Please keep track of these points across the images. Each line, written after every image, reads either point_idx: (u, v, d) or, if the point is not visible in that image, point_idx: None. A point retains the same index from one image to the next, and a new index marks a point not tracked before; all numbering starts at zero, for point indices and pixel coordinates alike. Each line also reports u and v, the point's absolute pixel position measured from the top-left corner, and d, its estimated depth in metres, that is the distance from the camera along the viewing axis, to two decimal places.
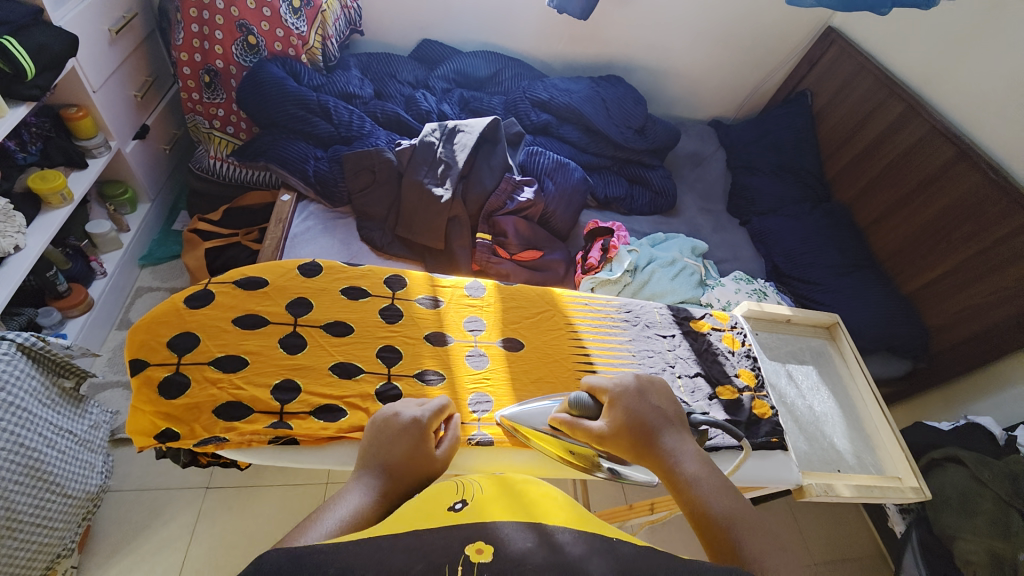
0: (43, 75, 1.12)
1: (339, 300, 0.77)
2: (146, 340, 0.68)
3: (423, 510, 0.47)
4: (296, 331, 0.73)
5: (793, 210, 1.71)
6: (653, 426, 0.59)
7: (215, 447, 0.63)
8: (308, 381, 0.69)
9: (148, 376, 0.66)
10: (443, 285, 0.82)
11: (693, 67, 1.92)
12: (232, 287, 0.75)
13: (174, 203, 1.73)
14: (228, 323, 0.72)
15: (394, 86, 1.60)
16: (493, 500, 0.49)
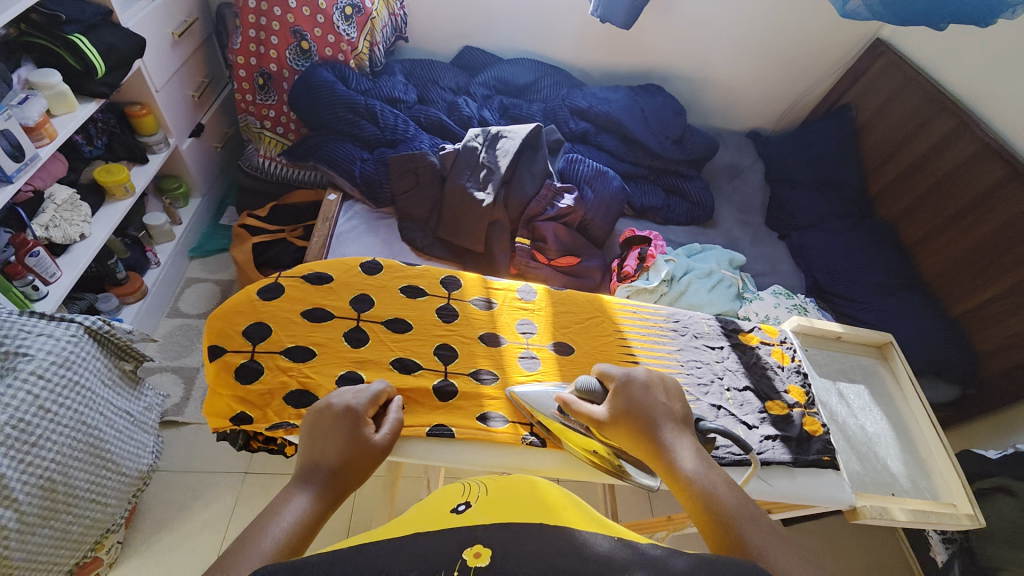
0: (113, 73, 1.18)
1: (399, 298, 0.79)
2: (224, 328, 0.72)
3: (430, 515, 0.51)
4: (358, 326, 0.75)
5: (835, 225, 1.67)
6: (654, 418, 0.61)
7: (284, 433, 0.66)
8: (370, 374, 0.71)
9: (225, 362, 0.70)
10: (497, 288, 0.83)
11: (734, 78, 1.90)
12: (301, 281, 0.78)
13: (223, 198, 1.80)
14: (296, 315, 0.75)
15: (437, 91, 1.64)
16: (496, 501, 0.52)
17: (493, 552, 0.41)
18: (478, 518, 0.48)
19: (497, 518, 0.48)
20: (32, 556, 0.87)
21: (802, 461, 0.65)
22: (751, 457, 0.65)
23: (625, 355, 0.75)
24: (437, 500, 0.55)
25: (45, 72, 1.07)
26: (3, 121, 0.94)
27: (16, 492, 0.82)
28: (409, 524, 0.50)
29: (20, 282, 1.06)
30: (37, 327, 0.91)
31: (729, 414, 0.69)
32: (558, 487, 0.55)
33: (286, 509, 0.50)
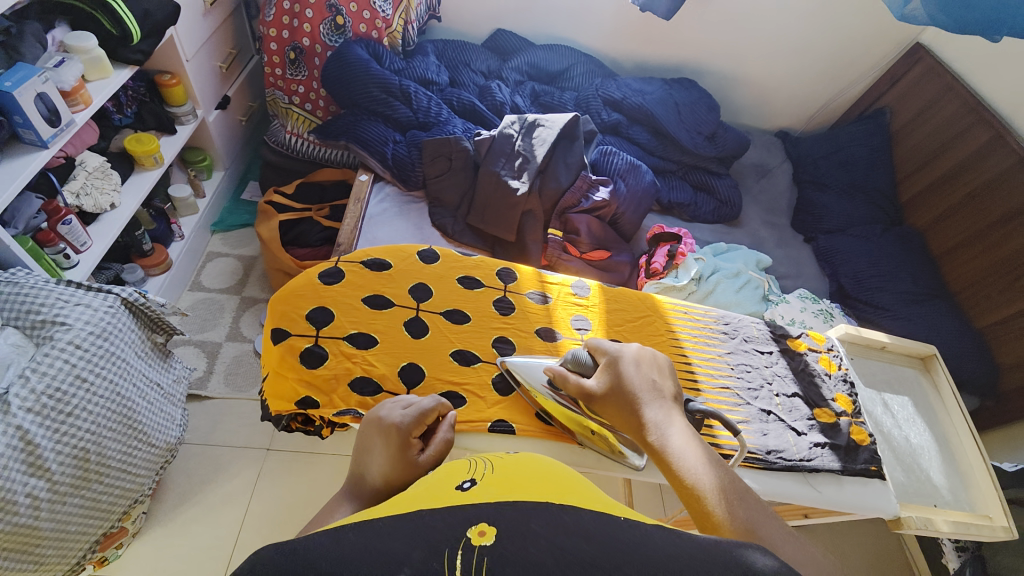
0: (148, 40, 1.15)
1: (456, 289, 0.79)
2: (289, 311, 0.73)
3: (432, 493, 0.46)
4: (418, 315, 0.75)
5: (862, 230, 1.64)
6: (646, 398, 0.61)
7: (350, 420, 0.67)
8: (431, 365, 0.72)
9: (290, 345, 0.71)
10: (551, 282, 0.83)
11: (768, 76, 1.86)
12: (360, 267, 0.79)
13: (244, 172, 1.77)
14: (358, 302, 0.75)
15: (468, 74, 1.61)
16: (505, 477, 0.47)
17: (498, 530, 0.37)
18: (486, 494, 0.43)
19: (506, 495, 0.43)
20: (62, 526, 0.86)
21: (852, 470, 0.67)
22: (800, 462, 0.66)
23: (677, 354, 0.74)
24: (441, 475, 0.50)
25: (81, 35, 1.05)
26: (41, 85, 0.92)
27: (49, 461, 0.81)
28: (406, 503, 0.44)
29: (51, 249, 1.05)
30: (74, 296, 0.90)
31: (779, 419, 0.70)
32: (569, 471, 0.50)
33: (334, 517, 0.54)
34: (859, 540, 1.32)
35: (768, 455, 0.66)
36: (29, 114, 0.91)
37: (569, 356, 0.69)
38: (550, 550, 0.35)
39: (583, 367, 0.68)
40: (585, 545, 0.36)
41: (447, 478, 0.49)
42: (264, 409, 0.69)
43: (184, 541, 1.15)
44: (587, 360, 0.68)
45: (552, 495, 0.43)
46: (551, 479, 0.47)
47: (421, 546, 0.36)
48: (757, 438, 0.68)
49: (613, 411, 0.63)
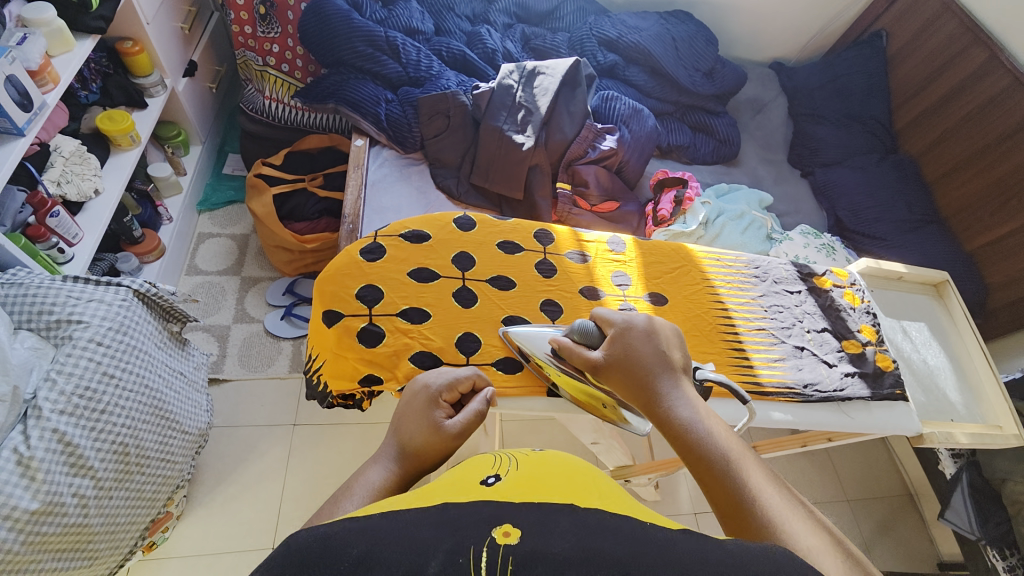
0: (107, 5, 1.04)
1: (498, 255, 0.79)
2: (338, 292, 0.72)
3: (457, 486, 0.45)
4: (466, 285, 0.75)
5: (860, 161, 1.63)
6: (647, 371, 0.58)
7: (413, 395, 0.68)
8: (486, 334, 0.72)
9: (346, 325, 0.70)
10: (587, 241, 0.82)
11: (764, 2, 1.78)
12: (401, 241, 0.77)
13: (223, 145, 1.67)
14: (404, 276, 0.75)
15: (453, 20, 1.50)
16: (532, 479, 0.46)
17: (522, 532, 0.36)
18: (512, 493, 0.43)
19: (536, 496, 0.42)
20: (113, 518, 0.84)
21: (878, 395, 0.74)
22: (834, 393, 0.73)
23: (715, 302, 0.78)
24: (463, 470, 0.49)
25: (38, 6, 0.94)
26: (7, 66, 0.84)
27: (92, 458, 0.79)
28: (427, 494, 0.44)
29: (44, 244, 0.98)
30: (85, 293, 0.86)
31: (812, 354, 0.76)
32: (593, 469, 0.51)
33: (368, 475, 0.53)
34: (851, 453, 1.44)
35: (806, 388, 0.72)
36: (1, 100, 0.83)
37: (576, 327, 0.67)
38: (575, 547, 0.34)
39: (590, 338, 0.65)
40: (614, 543, 0.35)
41: (471, 473, 0.49)
42: (320, 389, 0.70)
43: (227, 517, 1.18)
44: (594, 331, 0.65)
45: (579, 499, 0.43)
46: (574, 479, 0.47)
47: (450, 537, 0.35)
48: (794, 374, 0.74)
49: (619, 379, 0.60)
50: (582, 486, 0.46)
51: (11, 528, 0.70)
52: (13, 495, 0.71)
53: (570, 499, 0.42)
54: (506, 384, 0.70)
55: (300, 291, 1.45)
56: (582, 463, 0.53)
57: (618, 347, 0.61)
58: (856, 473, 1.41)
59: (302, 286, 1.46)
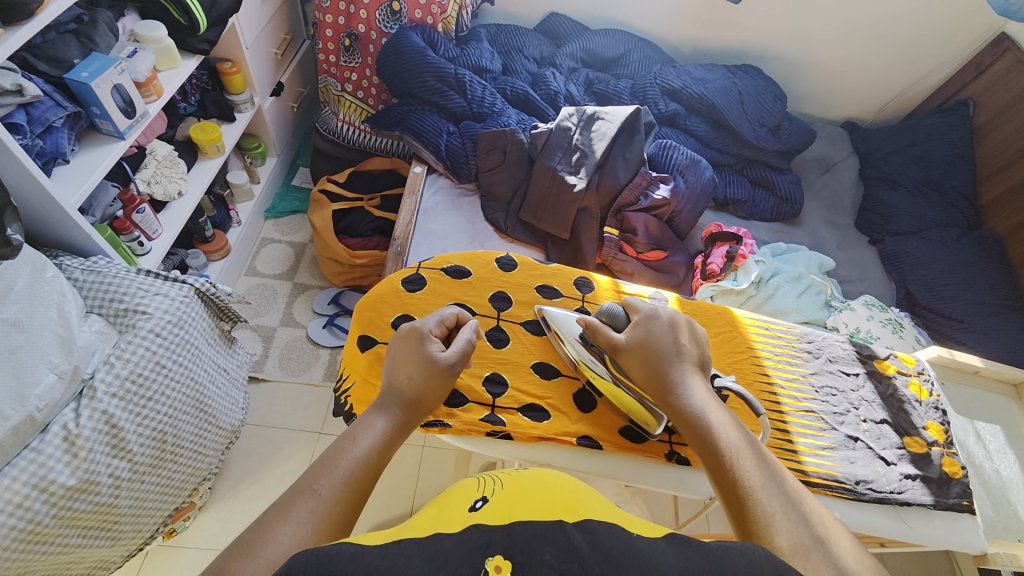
0: (213, 28, 1.16)
1: (535, 298, 0.78)
2: (374, 319, 0.74)
3: (446, 514, 0.46)
4: (499, 325, 0.75)
5: (937, 233, 1.51)
6: (672, 361, 0.61)
7: (440, 431, 0.67)
8: (513, 378, 0.72)
9: (377, 353, 0.71)
10: (627, 294, 0.81)
11: (840, 62, 1.73)
12: (441, 275, 0.79)
13: (294, 159, 1.79)
14: (440, 310, 0.75)
15: (521, 61, 1.57)
16: (516, 495, 0.47)
17: (515, 566, 0.35)
18: (497, 516, 0.43)
19: (519, 516, 0.42)
20: (140, 503, 0.88)
21: (943, 504, 0.67)
22: (890, 495, 0.66)
23: (759, 375, 0.73)
24: (451, 499, 0.50)
25: (151, 25, 1.07)
26: (117, 76, 0.93)
27: (132, 442, 0.83)
28: (416, 528, 0.44)
29: (127, 237, 1.08)
30: (153, 286, 0.93)
31: (867, 447, 0.70)
32: (587, 488, 0.50)
33: (360, 432, 0.52)
34: (897, 559, 1.28)
35: (858, 485, 0.66)
36: (107, 106, 0.93)
37: (607, 309, 0.70)
38: None
39: (620, 318, 0.68)
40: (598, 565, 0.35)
41: (457, 500, 0.49)
42: (345, 407, 0.70)
43: (244, 516, 1.20)
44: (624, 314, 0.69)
45: (563, 513, 0.43)
46: (559, 490, 0.48)
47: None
48: (844, 466, 0.67)
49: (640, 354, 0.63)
50: (582, 508, 0.45)
51: (46, 501, 0.73)
52: (54, 469, 0.75)
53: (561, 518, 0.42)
54: (532, 431, 0.68)
55: (344, 303, 1.50)
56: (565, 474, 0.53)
57: (639, 340, 0.64)
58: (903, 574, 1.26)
59: (347, 298, 1.52)
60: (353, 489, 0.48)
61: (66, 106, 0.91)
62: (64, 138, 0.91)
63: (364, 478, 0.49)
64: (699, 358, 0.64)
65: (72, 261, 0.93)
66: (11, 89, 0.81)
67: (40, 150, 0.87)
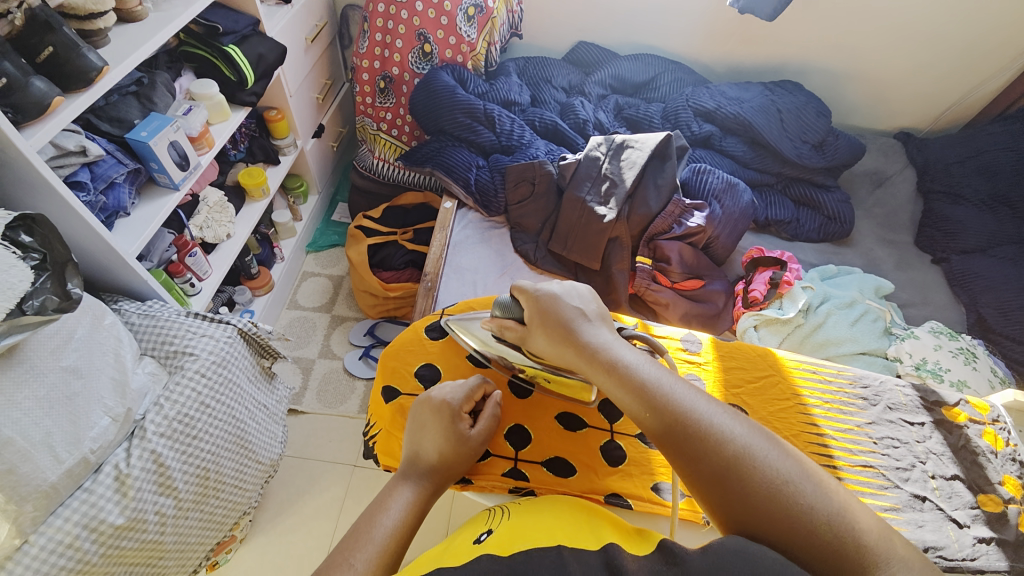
0: (259, 82, 1.25)
1: None
2: (399, 367, 0.75)
3: (453, 548, 0.47)
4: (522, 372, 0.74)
5: (1011, 251, 1.37)
6: (574, 321, 0.63)
7: (462, 488, 0.66)
8: (536, 427, 0.70)
9: (400, 404, 0.71)
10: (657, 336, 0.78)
11: (889, 72, 1.63)
12: (465, 320, 0.80)
13: (334, 195, 1.88)
14: (463, 357, 0.76)
15: (550, 91, 1.59)
16: (520, 527, 0.47)
17: None
18: (503, 545, 0.44)
19: (521, 542, 0.43)
20: (183, 538, 0.91)
21: (1021, 571, 0.59)
22: (963, 563, 0.59)
23: (808, 426, 0.67)
24: (461, 536, 0.51)
25: (204, 84, 1.16)
26: (172, 133, 1.02)
27: (178, 480, 0.87)
28: (424, 563, 0.45)
29: (180, 279, 1.16)
30: (200, 328, 0.99)
31: (936, 508, 0.63)
32: (585, 519, 0.50)
33: (390, 503, 0.52)
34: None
35: (927, 552, 0.59)
36: (163, 161, 1.02)
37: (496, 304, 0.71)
38: None
39: (510, 310, 0.69)
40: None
41: (469, 535, 0.50)
42: (371, 455, 0.70)
43: (282, 548, 1.22)
44: (512, 304, 0.69)
45: (564, 536, 0.44)
46: (564, 521, 0.49)
47: None
48: (911, 531, 0.61)
49: (544, 326, 0.65)
50: (577, 535, 0.45)
51: (95, 540, 0.77)
52: (104, 508, 0.79)
53: (563, 543, 0.42)
54: (555, 486, 0.66)
55: (379, 334, 1.54)
56: (566, 505, 0.54)
57: (538, 316, 0.65)
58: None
59: (381, 329, 1.55)
60: (387, 563, 0.46)
61: (127, 164, 0.99)
62: (124, 192, 0.99)
63: (396, 552, 0.48)
64: (596, 312, 0.66)
65: (130, 306, 1.00)
66: (75, 151, 0.90)
67: (104, 205, 0.96)
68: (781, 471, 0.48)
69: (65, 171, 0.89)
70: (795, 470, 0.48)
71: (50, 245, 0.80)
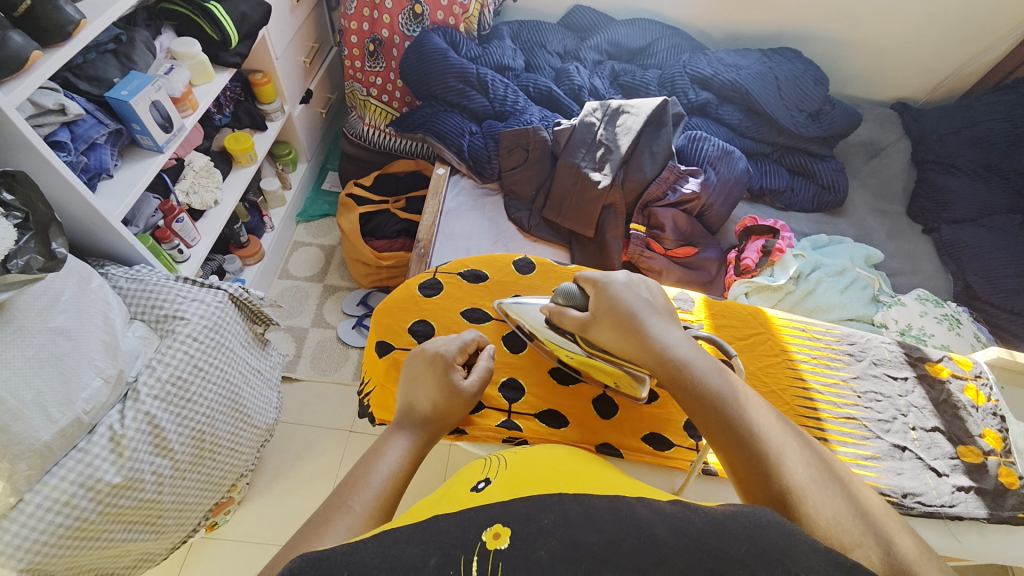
0: (243, 42, 1.20)
1: None
2: (392, 324, 0.75)
3: (449, 496, 0.48)
4: (516, 330, 0.75)
5: (1000, 220, 1.38)
6: (646, 322, 0.60)
7: (456, 438, 0.67)
8: (529, 382, 0.71)
9: (394, 359, 0.72)
10: None
11: (889, 39, 1.60)
12: (458, 279, 0.80)
13: (324, 164, 1.84)
14: (457, 315, 0.76)
15: (544, 56, 1.55)
16: (519, 474, 0.48)
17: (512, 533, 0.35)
18: (499, 493, 0.44)
19: (517, 490, 0.44)
20: (182, 498, 0.92)
21: (997, 518, 0.63)
22: (940, 509, 0.63)
23: (795, 380, 0.70)
24: (457, 483, 0.52)
25: (186, 42, 1.11)
26: (155, 93, 0.98)
27: (173, 442, 0.87)
28: (421, 510, 0.45)
29: (168, 245, 1.14)
30: (190, 293, 0.98)
31: (915, 457, 0.66)
32: (578, 464, 0.51)
33: (385, 451, 0.53)
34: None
35: (905, 498, 0.63)
36: (146, 122, 0.98)
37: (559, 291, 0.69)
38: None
39: (574, 299, 0.68)
40: (596, 539, 0.34)
41: (464, 483, 0.50)
42: (366, 410, 0.70)
43: (279, 511, 1.24)
44: (577, 292, 0.68)
45: (562, 484, 0.44)
46: (559, 466, 0.49)
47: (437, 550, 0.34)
48: (890, 478, 0.64)
49: (610, 327, 0.62)
50: (569, 480, 0.46)
51: (93, 498, 0.78)
52: (100, 468, 0.79)
53: (560, 489, 0.43)
54: (548, 437, 0.67)
55: (372, 303, 1.53)
56: (560, 450, 0.55)
57: (607, 311, 0.62)
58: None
59: (375, 299, 1.55)
60: (384, 506, 0.48)
61: (108, 124, 0.96)
62: (107, 153, 0.97)
63: (392, 496, 0.49)
64: (668, 312, 0.63)
65: (117, 270, 0.98)
66: (54, 109, 0.86)
67: (85, 166, 0.93)
68: (839, 512, 0.46)
69: (44, 130, 0.86)
70: (852, 513, 0.47)
71: (33, 205, 0.79)
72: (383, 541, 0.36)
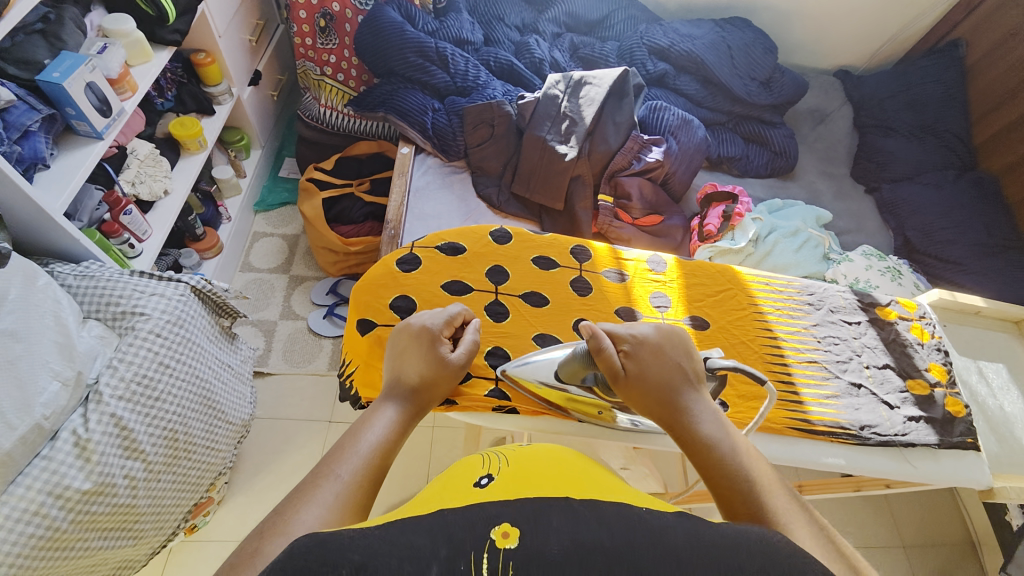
0: (182, 18, 1.12)
1: (532, 270, 0.79)
2: (372, 302, 0.74)
3: (450, 489, 0.47)
4: (498, 299, 0.76)
5: (933, 178, 1.50)
6: (678, 386, 0.57)
7: (447, 408, 0.68)
8: (515, 349, 0.72)
9: (378, 336, 0.71)
10: (626, 259, 0.81)
11: (831, 8, 1.67)
12: (436, 253, 0.79)
13: (279, 149, 1.76)
14: (438, 288, 0.76)
15: (503, 30, 1.52)
16: (524, 472, 0.48)
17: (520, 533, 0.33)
18: (502, 492, 0.44)
19: (525, 490, 0.43)
20: (158, 500, 0.89)
21: (947, 443, 0.70)
22: (895, 437, 0.69)
23: (763, 330, 0.75)
24: (456, 475, 0.51)
25: (118, 19, 1.03)
26: (89, 74, 0.91)
27: (143, 443, 0.84)
28: (421, 505, 0.44)
29: (117, 240, 1.07)
30: (148, 287, 0.93)
31: (870, 393, 0.72)
32: (580, 462, 0.51)
33: (373, 421, 0.52)
34: (832, 511, 1.27)
35: (862, 430, 0.69)
36: (82, 106, 0.91)
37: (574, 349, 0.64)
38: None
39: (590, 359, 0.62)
40: (606, 537, 0.33)
41: (463, 477, 0.50)
42: (351, 392, 0.70)
43: (263, 505, 1.22)
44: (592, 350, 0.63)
45: (573, 489, 0.43)
46: (565, 467, 0.49)
47: (446, 542, 0.33)
48: (849, 413, 0.70)
49: (638, 389, 0.58)
50: (578, 482, 0.46)
51: (63, 507, 0.75)
52: (67, 475, 0.75)
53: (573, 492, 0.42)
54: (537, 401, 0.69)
55: (342, 291, 1.50)
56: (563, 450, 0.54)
57: (635, 368, 0.59)
58: (864, 528, 1.25)
59: (344, 286, 1.51)
60: (372, 474, 0.48)
61: (41, 109, 0.88)
62: (42, 142, 0.89)
63: (382, 466, 0.49)
64: (699, 375, 0.60)
65: (64, 267, 0.92)
66: None
67: (19, 156, 0.85)
68: None
69: None
70: None
71: None
72: (390, 530, 0.34)
